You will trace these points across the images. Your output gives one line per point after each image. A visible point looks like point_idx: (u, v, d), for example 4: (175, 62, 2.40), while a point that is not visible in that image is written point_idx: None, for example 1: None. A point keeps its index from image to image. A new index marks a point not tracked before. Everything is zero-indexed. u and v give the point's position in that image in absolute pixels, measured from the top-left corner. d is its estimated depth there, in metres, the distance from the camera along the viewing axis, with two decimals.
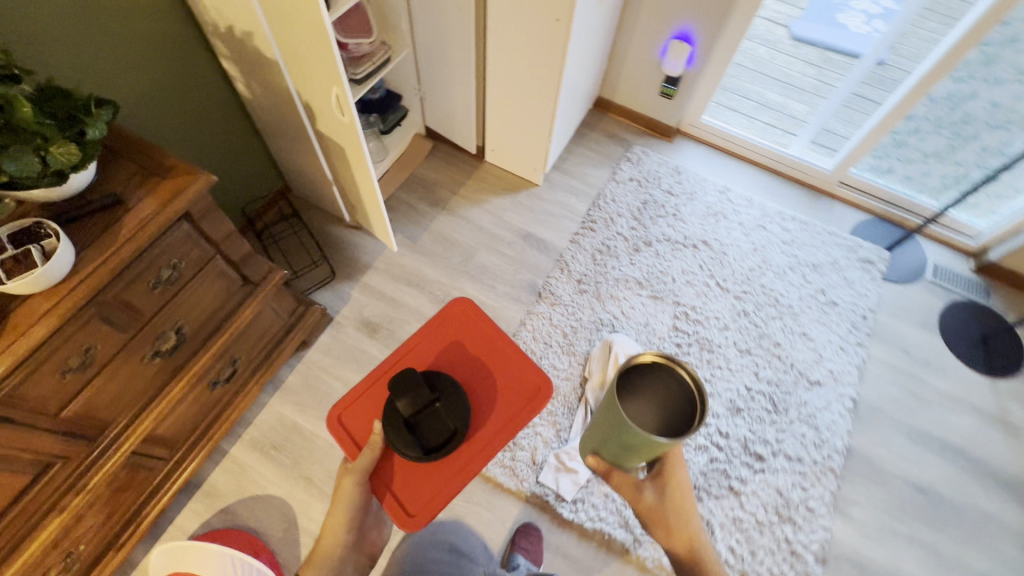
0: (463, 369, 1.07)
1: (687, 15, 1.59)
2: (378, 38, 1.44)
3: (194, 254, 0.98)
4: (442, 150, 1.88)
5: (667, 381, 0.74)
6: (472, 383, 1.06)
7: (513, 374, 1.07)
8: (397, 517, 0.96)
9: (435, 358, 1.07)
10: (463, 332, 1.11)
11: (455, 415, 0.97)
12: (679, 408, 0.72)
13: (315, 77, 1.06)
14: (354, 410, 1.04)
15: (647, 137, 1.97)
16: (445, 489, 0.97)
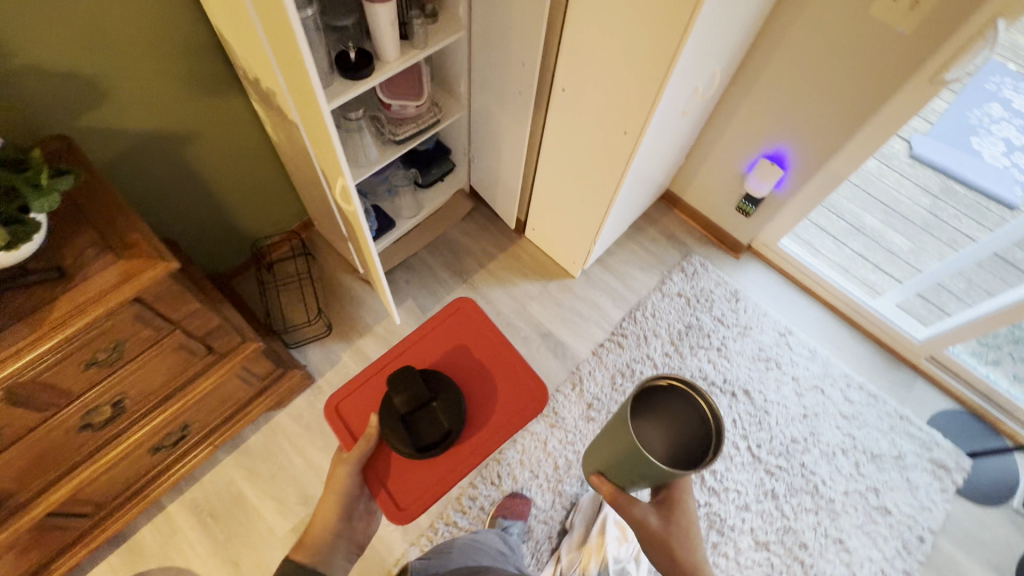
0: (463, 368, 1.03)
1: (788, 135, 1.35)
2: (429, 100, 1.30)
3: (143, 334, 0.87)
4: (481, 214, 1.72)
5: (674, 412, 0.66)
6: (469, 382, 1.03)
7: (510, 375, 1.04)
8: (389, 510, 0.92)
9: (437, 354, 1.04)
10: (465, 330, 1.07)
11: (451, 414, 0.95)
12: (690, 428, 0.65)
13: (326, 158, 0.93)
14: (353, 398, 1.02)
15: (711, 246, 1.73)
16: (437, 486, 0.94)
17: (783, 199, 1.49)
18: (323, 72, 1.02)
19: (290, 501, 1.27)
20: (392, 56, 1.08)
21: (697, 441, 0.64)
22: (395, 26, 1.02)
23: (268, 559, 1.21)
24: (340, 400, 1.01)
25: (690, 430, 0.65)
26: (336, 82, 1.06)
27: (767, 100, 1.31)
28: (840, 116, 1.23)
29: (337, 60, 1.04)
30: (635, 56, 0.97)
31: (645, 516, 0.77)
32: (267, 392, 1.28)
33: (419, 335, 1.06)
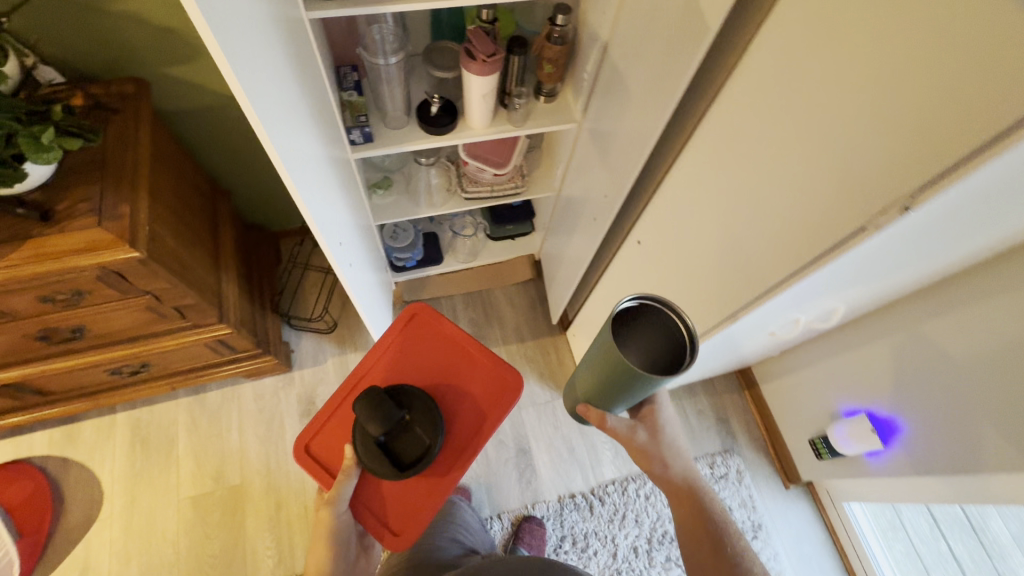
0: (432, 375, 0.85)
1: (911, 412, 1.00)
2: (517, 169, 1.16)
3: (107, 291, 0.87)
4: (535, 289, 1.58)
5: (655, 329, 0.67)
6: (443, 391, 0.84)
7: (484, 375, 0.86)
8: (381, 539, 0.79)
9: (411, 370, 0.86)
10: (431, 340, 0.88)
11: (423, 428, 0.78)
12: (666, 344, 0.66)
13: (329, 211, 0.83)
14: (327, 429, 0.86)
15: (763, 456, 1.41)
16: (425, 500, 0.80)
17: (870, 472, 1.13)
18: (397, 114, 0.94)
19: (205, 472, 1.28)
20: (479, 122, 0.96)
21: (675, 352, 0.65)
22: (489, 97, 0.90)
23: (157, 516, 1.23)
24: (310, 438, 0.85)
25: (667, 345, 0.66)
26: (409, 126, 0.97)
27: (906, 360, 0.98)
28: (983, 444, 0.87)
29: (418, 106, 0.95)
30: (725, 258, 0.75)
31: (635, 432, 0.78)
32: (240, 363, 1.28)
33: (392, 339, 0.88)
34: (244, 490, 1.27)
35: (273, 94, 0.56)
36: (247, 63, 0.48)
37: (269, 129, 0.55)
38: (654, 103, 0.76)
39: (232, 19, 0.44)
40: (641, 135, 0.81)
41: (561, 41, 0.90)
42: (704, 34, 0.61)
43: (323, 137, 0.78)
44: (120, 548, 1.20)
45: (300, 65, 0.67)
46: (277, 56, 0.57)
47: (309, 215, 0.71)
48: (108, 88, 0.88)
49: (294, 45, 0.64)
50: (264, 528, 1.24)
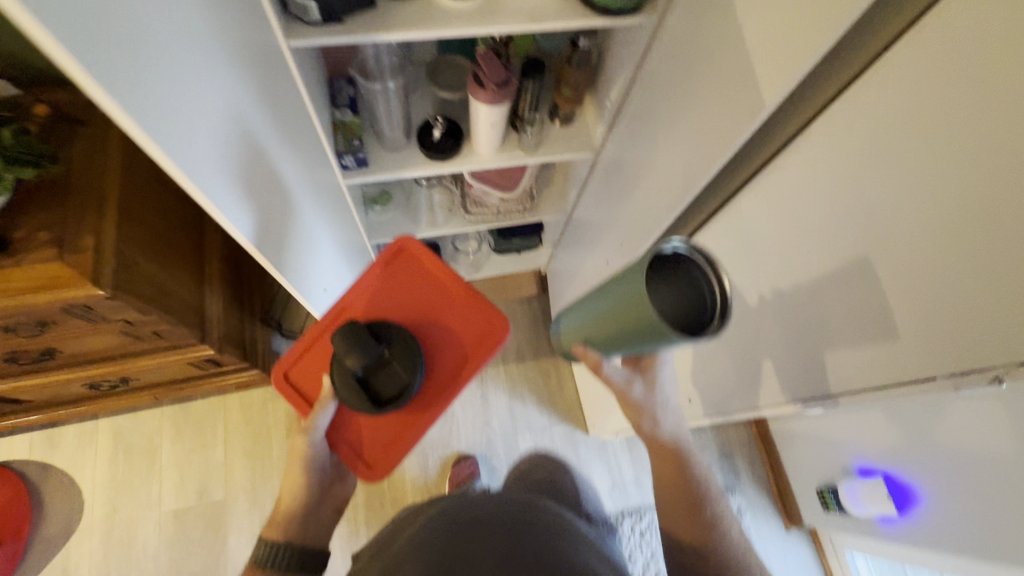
0: (415, 313, 0.82)
1: (931, 484, 0.93)
2: (526, 191, 1.07)
3: (75, 320, 0.81)
4: (540, 305, 1.50)
5: (690, 286, 0.53)
6: (423, 328, 0.81)
7: (468, 318, 0.83)
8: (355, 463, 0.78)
9: (391, 308, 0.82)
10: (416, 276, 0.84)
11: (399, 365, 0.75)
12: (690, 308, 0.52)
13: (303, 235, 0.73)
14: (306, 359, 0.83)
15: (765, 496, 1.36)
16: (400, 430, 0.78)
17: (880, 533, 1.08)
18: (395, 135, 0.85)
19: (188, 485, 1.24)
20: (486, 150, 0.87)
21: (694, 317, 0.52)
22: (497, 125, 0.80)
23: (138, 527, 1.20)
24: (290, 365, 0.82)
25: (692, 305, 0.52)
26: (408, 149, 0.88)
27: (931, 433, 0.91)
28: (1003, 539, 0.81)
29: (419, 128, 0.86)
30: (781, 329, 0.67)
31: (631, 382, 0.72)
32: (227, 376, 1.22)
33: (375, 274, 0.85)
34: (228, 506, 1.24)
35: (221, 137, 0.48)
36: (174, 113, 0.40)
37: (213, 179, 0.47)
38: (690, 155, 0.66)
39: (144, 66, 0.37)
40: (671, 185, 0.72)
41: (582, 66, 0.79)
42: (766, 103, 0.51)
43: (305, 168, 0.69)
44: (101, 560, 1.17)
45: (276, 98, 0.58)
46: (235, 94, 0.49)
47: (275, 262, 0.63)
48: (74, 94, 0.79)
49: (268, 79, 0.56)
50: (245, 546, 1.21)
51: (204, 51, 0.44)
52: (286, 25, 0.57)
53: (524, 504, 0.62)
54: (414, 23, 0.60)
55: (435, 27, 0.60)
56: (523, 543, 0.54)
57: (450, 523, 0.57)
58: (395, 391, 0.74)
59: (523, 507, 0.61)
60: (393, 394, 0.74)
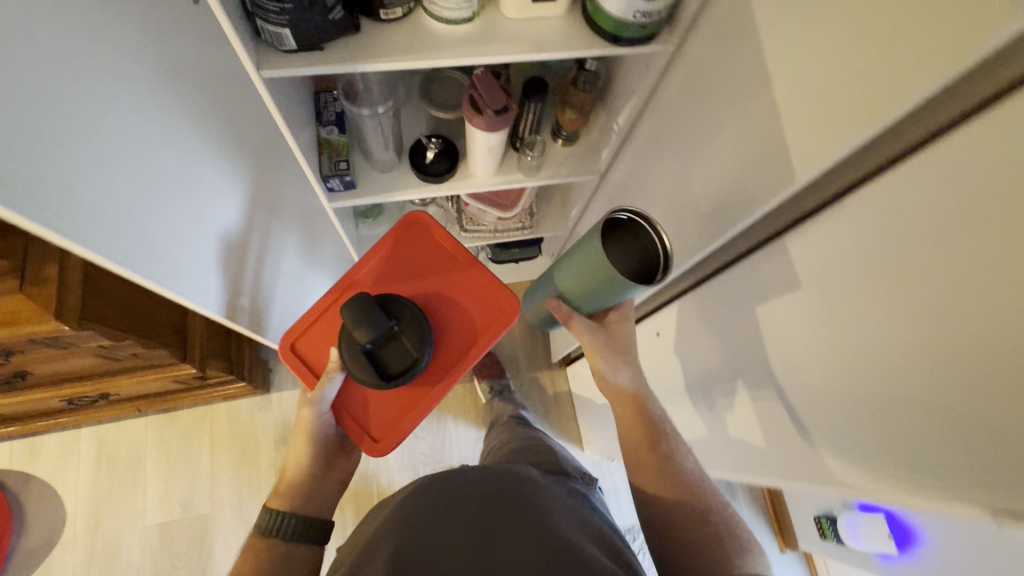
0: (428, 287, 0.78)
1: (934, 528, 0.90)
2: (526, 208, 1.01)
3: (42, 348, 0.76)
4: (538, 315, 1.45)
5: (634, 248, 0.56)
6: (435, 303, 0.77)
7: (481, 295, 0.79)
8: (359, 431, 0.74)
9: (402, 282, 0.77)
10: (430, 248, 0.80)
11: (404, 340, 0.70)
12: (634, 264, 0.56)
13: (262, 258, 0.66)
14: (315, 330, 0.79)
15: (759, 517, 1.34)
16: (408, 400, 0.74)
17: (877, 568, 1.06)
18: (385, 155, 0.79)
19: (174, 497, 1.21)
20: (483, 172, 0.81)
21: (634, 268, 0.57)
22: (495, 150, 0.75)
23: (121, 539, 1.18)
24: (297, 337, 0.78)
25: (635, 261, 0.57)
26: (400, 169, 0.82)
27: None
28: None
29: (411, 148, 0.80)
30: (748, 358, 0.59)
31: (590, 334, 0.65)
32: (212, 388, 1.18)
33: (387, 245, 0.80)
34: (213, 519, 1.21)
35: (155, 179, 0.43)
36: (90, 172, 0.36)
37: (141, 229, 0.43)
38: (706, 206, 0.59)
39: (56, 139, 0.32)
40: (684, 229, 0.66)
41: (589, 88, 0.73)
42: (794, 170, 0.45)
43: (271, 189, 0.65)
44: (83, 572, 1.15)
45: (236, 128, 0.53)
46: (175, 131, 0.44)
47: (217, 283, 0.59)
48: None
49: (225, 110, 0.51)
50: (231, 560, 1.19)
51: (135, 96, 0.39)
52: (256, 50, 0.50)
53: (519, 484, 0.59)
54: (404, 51, 0.54)
55: (425, 57, 0.54)
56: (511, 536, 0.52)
57: (436, 511, 0.55)
58: (401, 365, 0.69)
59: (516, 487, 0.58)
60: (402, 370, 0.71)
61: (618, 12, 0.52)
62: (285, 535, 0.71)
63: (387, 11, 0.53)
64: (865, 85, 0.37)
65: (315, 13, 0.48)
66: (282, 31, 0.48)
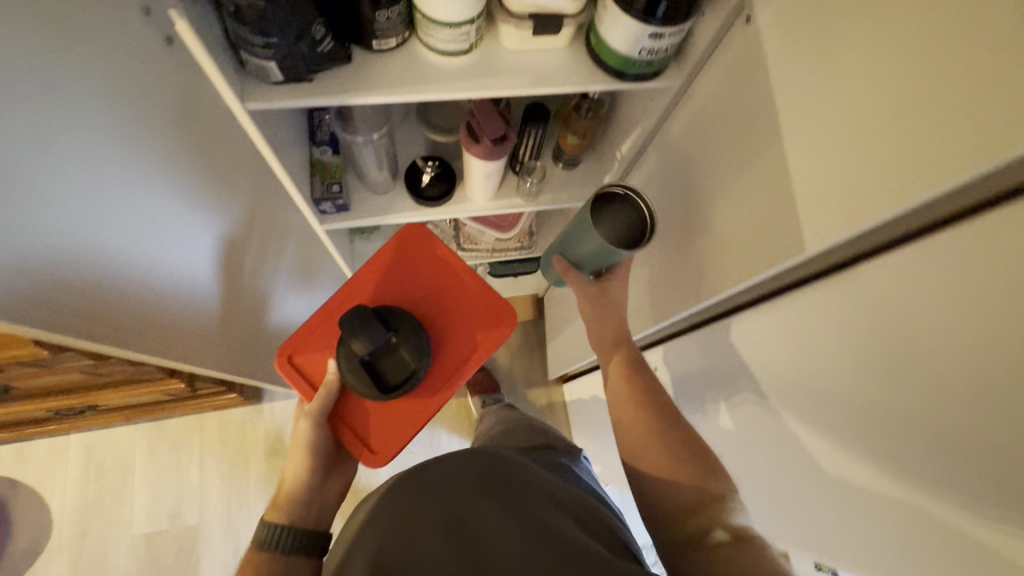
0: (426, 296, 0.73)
1: None
2: (526, 228, 0.99)
3: (23, 368, 0.74)
4: (536, 330, 1.43)
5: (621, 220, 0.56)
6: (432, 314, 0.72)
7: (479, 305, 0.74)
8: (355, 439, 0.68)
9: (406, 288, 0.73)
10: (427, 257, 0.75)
11: (407, 349, 0.67)
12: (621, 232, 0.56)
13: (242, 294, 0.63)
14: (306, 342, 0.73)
15: None
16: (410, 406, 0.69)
17: None
18: (380, 178, 0.77)
19: (161, 507, 1.20)
20: (480, 196, 0.79)
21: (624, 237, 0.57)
22: (493, 177, 0.72)
23: (108, 549, 1.16)
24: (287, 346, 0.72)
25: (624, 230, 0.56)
26: (395, 191, 0.79)
27: None
28: None
29: (407, 171, 0.77)
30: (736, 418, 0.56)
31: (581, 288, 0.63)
32: (203, 400, 1.16)
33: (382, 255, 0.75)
34: (201, 530, 1.20)
35: (116, 233, 0.39)
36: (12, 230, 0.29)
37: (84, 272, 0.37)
38: (694, 256, 0.57)
39: None
40: (673, 275, 0.63)
41: (593, 116, 0.70)
42: None
43: (253, 221, 0.60)
44: None
45: (218, 171, 0.49)
46: (144, 181, 0.40)
47: (180, 321, 0.55)
48: None
49: (207, 154, 0.46)
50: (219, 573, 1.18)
51: (102, 157, 0.35)
52: (242, 81, 0.48)
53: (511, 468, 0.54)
54: (397, 84, 0.51)
55: (420, 89, 0.51)
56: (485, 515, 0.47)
57: (416, 492, 0.50)
58: (402, 374, 0.66)
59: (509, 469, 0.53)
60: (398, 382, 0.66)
61: (623, 48, 0.50)
62: (287, 552, 0.61)
63: (380, 41, 0.50)
64: (861, 159, 0.34)
65: (302, 45, 0.45)
66: (267, 63, 0.45)
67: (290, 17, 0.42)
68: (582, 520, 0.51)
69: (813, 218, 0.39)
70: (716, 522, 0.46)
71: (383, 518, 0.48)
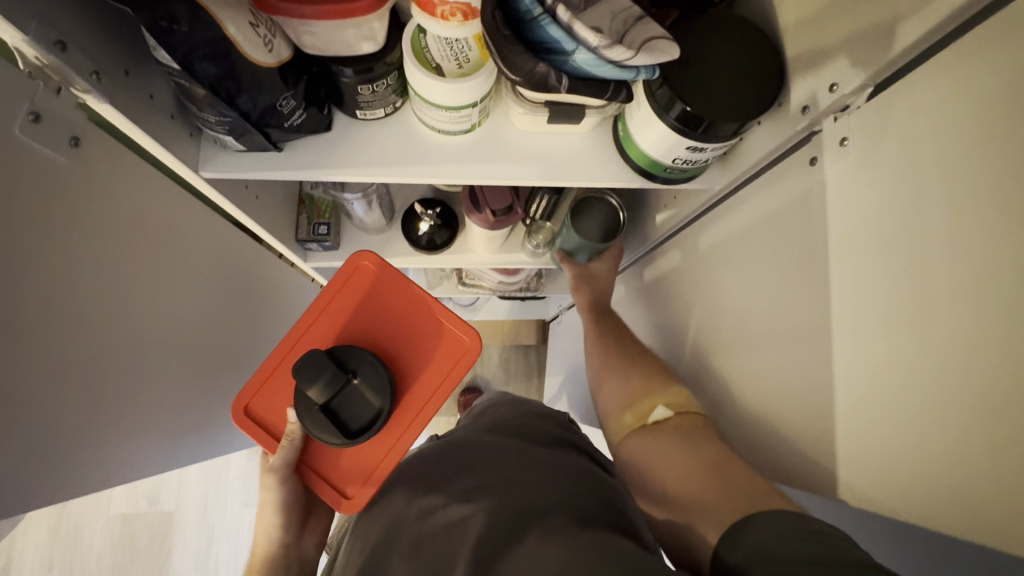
0: (388, 313, 0.48)
1: None
2: (535, 273, 0.90)
3: None
4: (537, 356, 1.37)
5: (598, 211, 0.59)
6: (392, 343, 0.48)
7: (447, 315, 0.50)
8: (333, 497, 0.46)
9: (389, 304, 0.49)
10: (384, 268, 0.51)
11: (382, 384, 0.44)
12: (603, 221, 0.59)
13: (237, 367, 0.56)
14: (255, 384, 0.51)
15: None
16: (399, 453, 0.46)
17: None
18: (375, 221, 0.69)
19: (140, 492, 1.19)
20: (483, 250, 0.71)
21: (606, 226, 0.60)
22: (493, 236, 0.64)
23: (84, 525, 1.17)
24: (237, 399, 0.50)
25: (605, 219, 0.60)
26: (392, 231, 0.72)
27: None
28: None
29: (405, 215, 0.69)
30: None
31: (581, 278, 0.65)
32: None
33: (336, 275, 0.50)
34: (176, 518, 1.20)
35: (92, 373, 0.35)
36: None
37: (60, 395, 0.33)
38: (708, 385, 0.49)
39: None
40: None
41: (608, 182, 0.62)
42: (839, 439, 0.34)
43: (226, 312, 0.52)
44: (44, 550, 1.15)
45: (168, 240, 0.41)
46: (82, 340, 0.34)
47: (184, 460, 0.50)
48: None
49: (150, 254, 0.39)
50: (188, 563, 1.19)
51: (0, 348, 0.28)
52: (200, 147, 0.41)
53: (475, 453, 0.49)
54: (384, 162, 0.43)
55: (413, 168, 0.43)
56: (446, 514, 0.43)
57: (390, 502, 0.48)
58: (379, 418, 0.43)
59: (476, 457, 0.48)
60: (365, 424, 0.44)
61: (655, 153, 0.41)
62: None
63: (365, 111, 0.42)
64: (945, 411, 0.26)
65: (266, 120, 0.38)
66: (226, 137, 0.38)
67: (250, 94, 0.35)
68: (572, 481, 0.44)
69: (874, 448, 0.31)
70: (664, 400, 0.47)
71: (371, 530, 0.47)
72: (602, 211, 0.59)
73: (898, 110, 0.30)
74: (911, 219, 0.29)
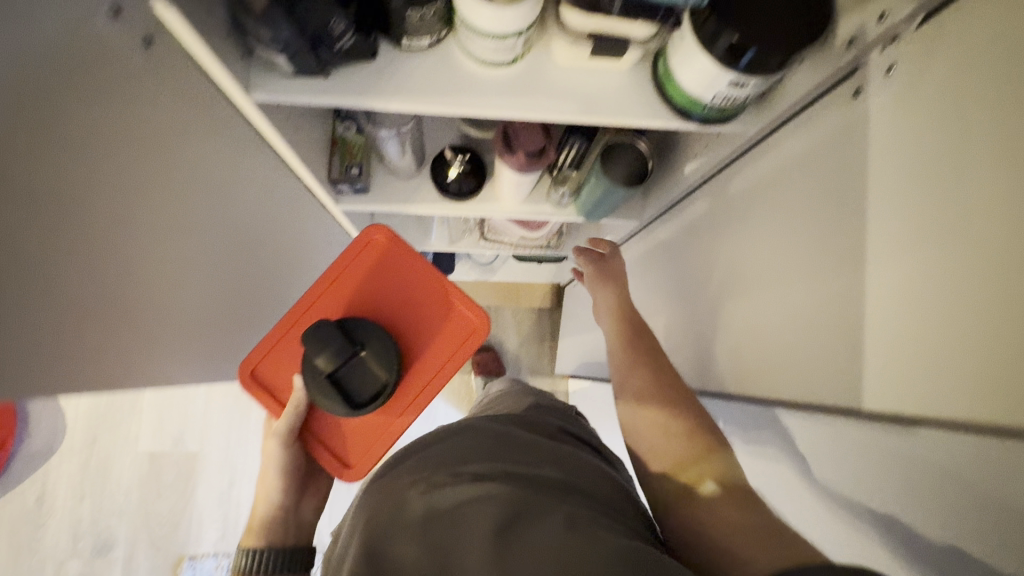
0: (394, 295, 0.52)
1: None
2: (556, 230, 0.91)
3: None
4: (551, 320, 1.38)
5: (626, 155, 0.60)
6: (399, 320, 0.52)
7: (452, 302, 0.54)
8: (335, 465, 0.51)
9: (396, 281, 0.52)
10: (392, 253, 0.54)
11: (388, 359, 0.48)
12: (631, 165, 0.61)
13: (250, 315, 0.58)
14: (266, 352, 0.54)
15: None
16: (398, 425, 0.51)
17: None
18: (405, 166, 0.70)
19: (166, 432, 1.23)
20: (509, 199, 0.71)
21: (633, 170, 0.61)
22: (521, 184, 0.64)
23: (113, 460, 1.23)
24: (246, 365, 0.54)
25: (632, 163, 0.61)
26: (420, 177, 0.73)
27: None
28: None
29: (435, 160, 0.70)
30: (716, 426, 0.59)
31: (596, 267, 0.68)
32: None
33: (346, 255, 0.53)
34: (201, 458, 1.25)
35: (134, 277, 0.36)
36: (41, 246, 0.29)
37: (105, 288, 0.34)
38: (730, 328, 0.50)
39: None
40: (701, 336, 0.57)
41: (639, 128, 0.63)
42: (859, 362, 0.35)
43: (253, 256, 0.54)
44: (76, 483, 1.21)
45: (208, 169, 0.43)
46: (125, 241, 0.35)
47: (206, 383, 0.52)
48: None
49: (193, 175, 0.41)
50: (212, 501, 1.24)
51: (36, 238, 0.28)
52: (248, 68, 0.42)
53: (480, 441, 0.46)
54: (427, 95, 0.44)
55: (454, 101, 0.44)
56: (451, 493, 0.40)
57: (383, 483, 0.44)
58: (382, 393, 0.47)
59: (474, 446, 0.45)
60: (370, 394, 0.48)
61: (695, 90, 0.41)
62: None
63: (411, 40, 0.43)
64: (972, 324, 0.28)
65: (317, 42, 0.39)
66: (277, 57, 0.39)
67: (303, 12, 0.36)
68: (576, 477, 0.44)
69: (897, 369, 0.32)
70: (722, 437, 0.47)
71: (354, 519, 0.42)
72: (630, 154, 0.60)
73: (950, 35, 0.30)
74: (955, 144, 0.29)
